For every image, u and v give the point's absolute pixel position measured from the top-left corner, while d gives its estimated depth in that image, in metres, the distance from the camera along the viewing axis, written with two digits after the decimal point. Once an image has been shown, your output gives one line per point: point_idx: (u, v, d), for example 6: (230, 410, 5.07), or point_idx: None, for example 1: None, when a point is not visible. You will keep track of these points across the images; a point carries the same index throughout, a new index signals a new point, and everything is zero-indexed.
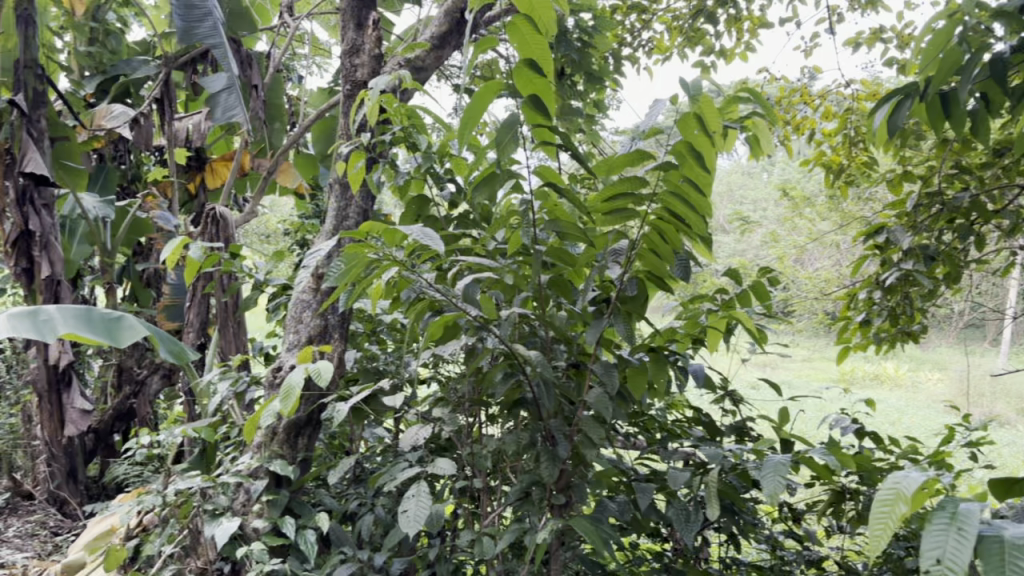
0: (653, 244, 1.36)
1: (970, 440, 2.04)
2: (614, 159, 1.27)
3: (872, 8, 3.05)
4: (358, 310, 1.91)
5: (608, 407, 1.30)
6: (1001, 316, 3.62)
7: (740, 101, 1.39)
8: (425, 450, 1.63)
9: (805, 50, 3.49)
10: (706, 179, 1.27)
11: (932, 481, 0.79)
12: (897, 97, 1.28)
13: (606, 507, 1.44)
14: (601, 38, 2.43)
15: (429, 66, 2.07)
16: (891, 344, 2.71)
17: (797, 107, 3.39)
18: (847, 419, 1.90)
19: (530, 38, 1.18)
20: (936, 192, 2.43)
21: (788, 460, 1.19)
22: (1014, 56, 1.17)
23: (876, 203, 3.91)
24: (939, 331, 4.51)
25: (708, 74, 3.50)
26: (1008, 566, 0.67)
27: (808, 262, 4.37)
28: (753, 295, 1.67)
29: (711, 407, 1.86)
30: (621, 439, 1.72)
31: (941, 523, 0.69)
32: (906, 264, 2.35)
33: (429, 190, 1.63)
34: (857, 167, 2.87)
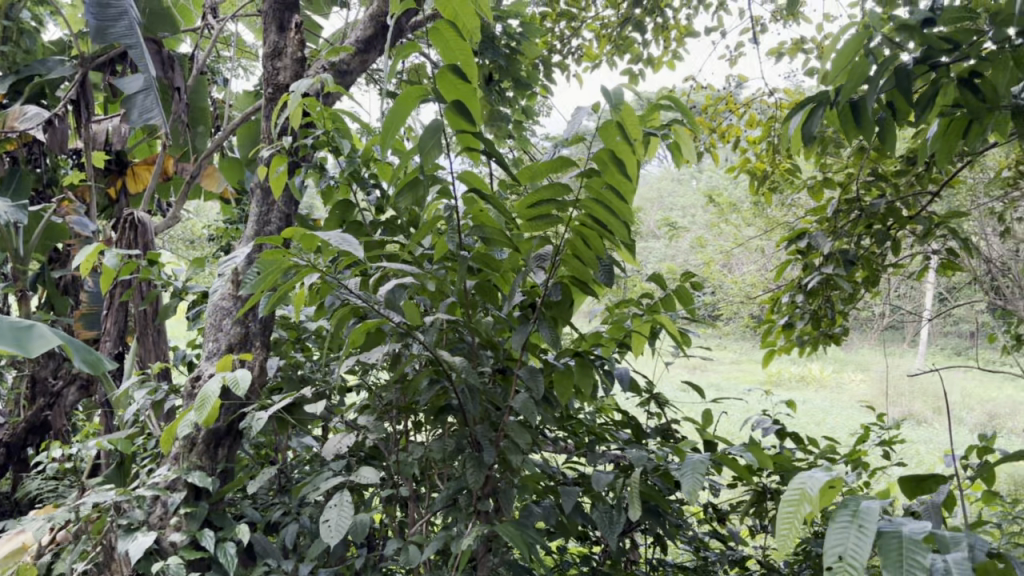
0: (576, 249, 1.36)
1: (884, 439, 2.11)
2: (537, 165, 1.27)
3: (793, 19, 3.14)
4: (281, 317, 1.88)
5: (534, 413, 1.30)
6: (918, 318, 3.76)
7: (662, 109, 1.40)
8: (350, 459, 1.61)
9: (729, 59, 3.57)
10: (628, 187, 1.29)
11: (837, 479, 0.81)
12: (810, 104, 1.31)
13: (532, 512, 1.44)
14: (529, 45, 2.45)
15: (355, 70, 2.06)
16: (813, 346, 2.79)
17: (722, 115, 3.47)
18: (769, 419, 1.94)
19: (452, 44, 1.17)
20: (855, 199, 2.50)
21: (708, 460, 1.20)
22: (918, 67, 1.21)
23: (799, 209, 4.03)
24: (860, 333, 4.66)
25: (636, 82, 3.56)
26: (905, 562, 0.69)
27: (735, 266, 4.47)
28: (677, 299, 1.69)
29: (637, 410, 1.88)
30: (548, 444, 1.73)
31: (843, 521, 0.71)
32: (827, 268, 2.42)
33: (353, 196, 1.62)
34: (781, 174, 2.94)
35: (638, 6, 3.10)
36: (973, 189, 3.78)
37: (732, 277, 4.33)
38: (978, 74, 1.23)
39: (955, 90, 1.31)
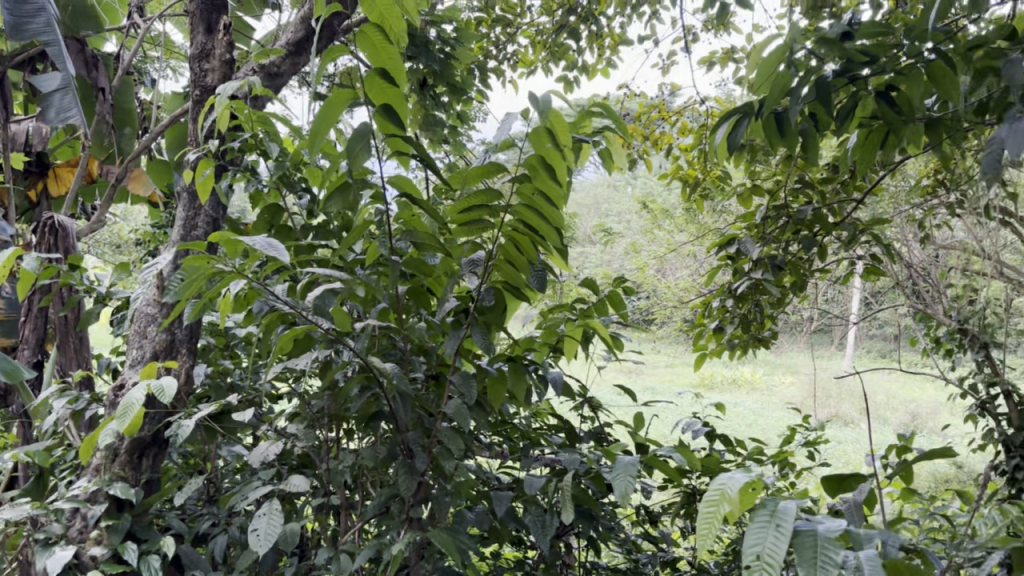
0: (508, 255, 1.37)
1: (809, 440, 2.16)
2: (469, 170, 1.27)
3: (723, 29, 3.20)
4: (209, 324, 1.85)
5: (467, 419, 1.29)
6: (844, 322, 3.87)
7: (593, 116, 1.42)
8: (281, 467, 1.58)
9: (662, 67, 3.64)
10: (559, 192, 1.30)
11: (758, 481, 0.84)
12: (736, 115, 1.33)
13: (465, 517, 1.44)
14: (464, 50, 2.45)
15: (286, 73, 2.04)
16: (743, 350, 2.86)
17: (655, 122, 3.53)
18: (699, 422, 1.98)
19: (381, 47, 1.17)
20: (783, 206, 2.56)
21: (638, 462, 1.21)
22: (837, 80, 1.24)
23: (729, 215, 4.12)
24: (790, 336, 4.78)
25: (571, 89, 3.59)
26: (820, 558, 0.71)
27: (669, 271, 4.55)
28: (609, 304, 1.71)
29: (571, 414, 1.89)
30: (481, 449, 1.72)
31: (762, 520, 0.73)
32: (756, 273, 2.48)
33: (282, 200, 1.59)
34: (712, 180, 3.00)
35: (573, 13, 3.13)
36: (895, 197, 3.91)
37: (665, 282, 4.41)
38: (894, 87, 1.27)
39: (874, 103, 1.35)
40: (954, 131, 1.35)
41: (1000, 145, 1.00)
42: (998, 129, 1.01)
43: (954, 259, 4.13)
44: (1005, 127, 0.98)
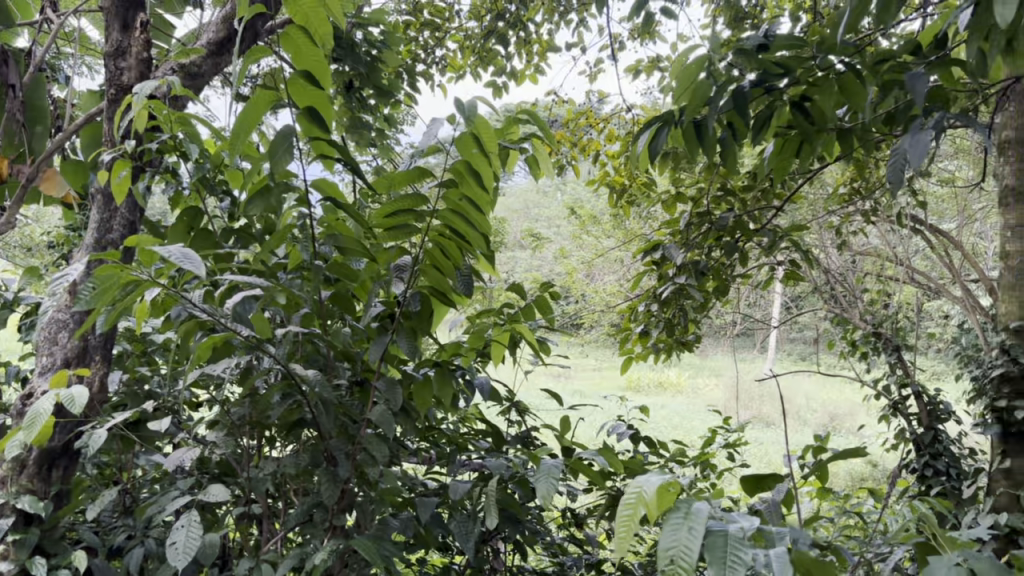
0: (434, 259, 1.36)
1: (730, 441, 2.21)
2: (394, 174, 1.26)
3: (649, 38, 3.26)
4: (125, 329, 1.79)
5: (391, 426, 1.28)
6: (765, 326, 3.98)
7: (520, 123, 1.43)
8: (200, 476, 1.54)
9: (589, 74, 3.69)
10: (486, 197, 1.31)
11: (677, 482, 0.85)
12: (658, 123, 1.35)
13: (389, 524, 1.42)
14: (390, 53, 2.43)
15: (207, 73, 2.00)
16: (668, 353, 2.91)
17: (582, 129, 3.57)
18: (624, 425, 2.00)
19: (305, 49, 1.16)
20: (705, 213, 2.62)
21: (561, 465, 1.20)
22: (755, 90, 1.27)
23: (655, 221, 4.20)
24: (714, 340, 4.89)
25: (500, 94, 3.61)
26: (730, 559, 0.72)
27: (597, 276, 4.60)
28: (536, 309, 1.72)
29: (498, 419, 1.89)
30: (408, 455, 1.71)
31: (676, 522, 0.75)
32: (680, 279, 2.53)
33: (203, 202, 1.56)
34: (638, 187, 3.06)
35: (501, 18, 3.14)
36: (814, 205, 4.04)
37: (593, 286, 4.46)
38: (808, 97, 1.31)
39: (789, 112, 1.39)
40: (864, 141, 1.40)
41: (904, 154, 1.04)
42: (902, 139, 1.05)
43: (868, 265, 4.28)
44: (908, 137, 1.03)
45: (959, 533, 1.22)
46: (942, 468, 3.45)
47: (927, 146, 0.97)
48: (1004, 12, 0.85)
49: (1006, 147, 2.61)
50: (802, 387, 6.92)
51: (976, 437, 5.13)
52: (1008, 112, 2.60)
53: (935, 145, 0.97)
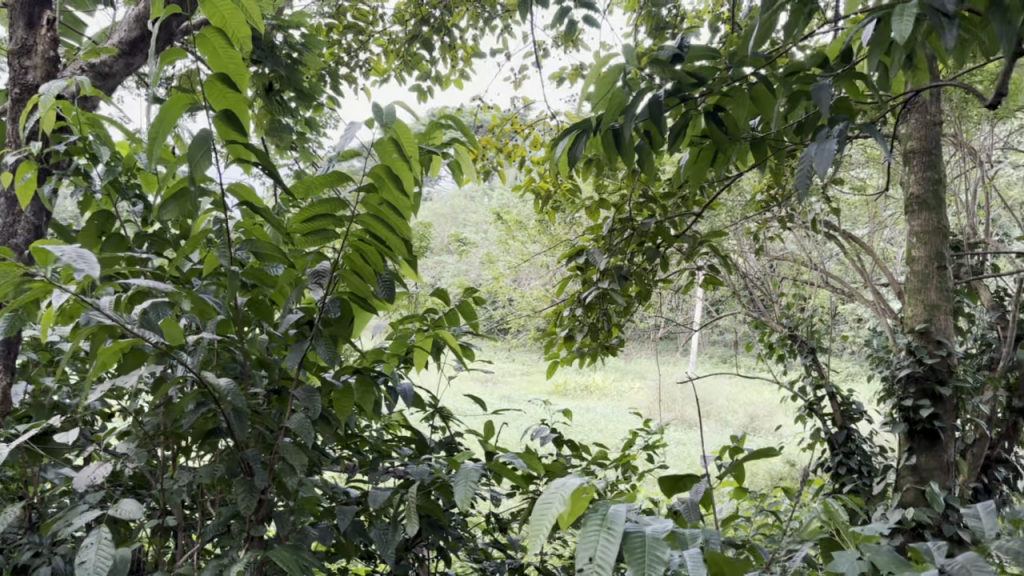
0: (354, 265, 1.34)
1: (649, 443, 2.25)
2: (312, 179, 1.24)
3: (572, 46, 3.30)
4: (31, 338, 1.72)
5: (310, 435, 1.25)
6: (687, 329, 4.07)
7: (443, 127, 1.43)
8: (111, 490, 1.49)
9: (514, 81, 3.72)
10: (406, 203, 1.30)
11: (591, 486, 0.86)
12: (576, 131, 1.36)
13: (308, 534, 1.40)
14: (311, 56, 2.40)
15: (117, 73, 2.07)
16: (593, 358, 2.93)
17: (508, 135, 3.58)
18: (547, 428, 2.01)
19: (223, 51, 1.13)
20: (628, 219, 2.66)
21: (480, 469, 1.20)
22: (670, 100, 1.29)
23: (580, 226, 4.25)
24: (638, 344, 4.96)
25: (424, 99, 3.60)
26: (648, 561, 0.74)
27: (523, 280, 4.63)
28: (460, 314, 1.71)
29: (422, 425, 1.88)
30: (328, 463, 1.69)
31: (594, 526, 0.76)
32: (603, 284, 2.57)
33: (114, 207, 1.50)
34: (563, 193, 3.08)
35: (426, 23, 3.13)
36: (732, 211, 4.14)
37: (520, 291, 4.50)
38: (722, 107, 1.34)
39: (703, 122, 1.43)
40: (776, 150, 1.44)
41: (810, 163, 1.08)
42: (808, 148, 1.09)
43: (785, 270, 4.41)
44: (814, 147, 1.06)
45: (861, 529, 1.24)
46: (854, 466, 3.57)
47: (832, 155, 1.01)
48: (902, 28, 0.89)
49: (911, 157, 2.72)
50: (723, 389, 7.10)
51: (886, 436, 5.33)
52: (913, 123, 2.71)
53: (839, 154, 1.00)
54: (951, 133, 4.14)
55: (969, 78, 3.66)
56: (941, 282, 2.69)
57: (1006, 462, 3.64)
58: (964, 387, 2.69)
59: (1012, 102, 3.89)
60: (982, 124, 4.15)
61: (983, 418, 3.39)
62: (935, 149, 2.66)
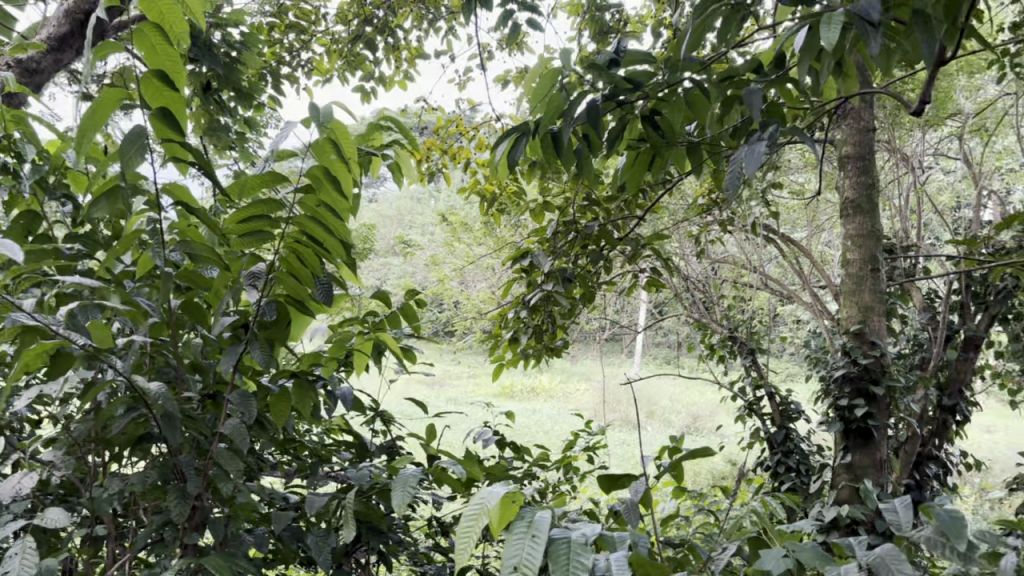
0: (291, 266, 1.32)
1: (591, 444, 2.26)
2: (248, 179, 1.22)
3: (516, 49, 3.30)
4: None
5: (244, 440, 1.23)
6: (631, 331, 4.11)
7: (383, 128, 1.41)
8: (38, 498, 1.44)
9: (458, 82, 3.71)
10: (343, 204, 1.29)
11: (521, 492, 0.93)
12: (515, 134, 1.36)
13: (244, 540, 1.37)
14: (250, 55, 2.36)
15: (46, 69, 2.22)
16: (537, 359, 2.94)
17: (452, 137, 3.57)
18: (488, 431, 2.01)
19: (161, 48, 1.11)
20: (572, 222, 2.67)
21: (418, 475, 1.19)
22: (606, 103, 1.30)
23: (525, 229, 4.27)
24: (584, 346, 5.00)
25: (368, 99, 3.57)
26: (571, 564, 0.84)
27: (468, 283, 4.63)
28: (402, 317, 1.69)
29: (362, 428, 1.86)
30: (265, 469, 1.66)
31: (519, 532, 0.85)
32: (547, 286, 2.58)
33: (41, 207, 1.45)
34: (508, 196, 3.09)
35: (370, 23, 3.10)
36: (675, 214, 4.20)
37: (465, 293, 4.50)
38: (659, 112, 1.36)
39: (640, 126, 1.44)
40: (711, 155, 1.47)
41: (740, 166, 1.10)
42: (739, 151, 1.11)
43: (726, 273, 4.48)
44: (745, 150, 1.08)
45: (786, 525, 1.33)
46: (792, 464, 3.66)
47: (762, 157, 1.02)
48: (830, 35, 0.91)
49: (846, 162, 2.77)
50: (666, 391, 7.19)
51: (823, 434, 5.47)
52: (846, 129, 2.77)
53: (769, 157, 1.02)
54: (885, 139, 4.26)
55: (901, 86, 3.76)
56: (874, 284, 2.75)
57: (937, 459, 3.75)
58: (896, 387, 2.77)
59: (942, 110, 4.01)
60: (914, 131, 4.27)
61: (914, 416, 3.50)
62: (868, 154, 2.72)
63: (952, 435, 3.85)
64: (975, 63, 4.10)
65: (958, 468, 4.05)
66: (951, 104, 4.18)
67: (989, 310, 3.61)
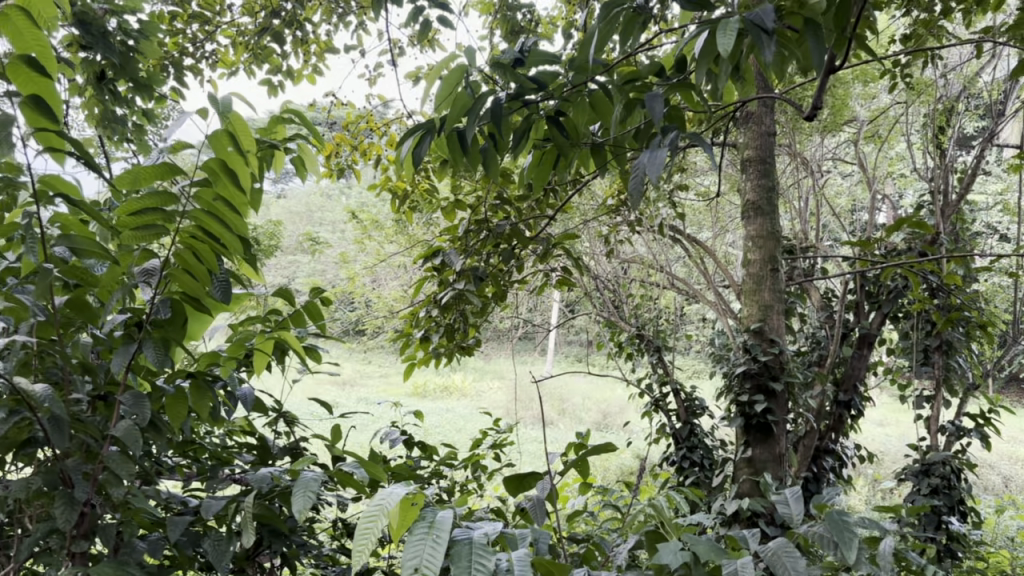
0: (185, 262, 1.27)
1: (499, 442, 2.26)
2: (139, 171, 1.17)
3: (428, 46, 3.28)
4: None
5: (137, 442, 1.18)
6: (543, 329, 4.14)
7: (286, 123, 1.38)
8: None
9: (369, 78, 3.67)
10: (241, 199, 1.26)
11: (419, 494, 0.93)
12: (420, 131, 1.34)
13: (137, 546, 1.32)
14: (148, 44, 2.28)
15: None
16: (449, 358, 2.93)
17: (363, 132, 3.52)
18: (395, 431, 1.99)
19: (25, 31, 1.06)
20: (483, 220, 2.67)
21: (319, 479, 1.16)
22: (510, 103, 1.30)
23: (436, 227, 4.26)
24: (496, 344, 5.01)
25: (275, 93, 3.49)
26: (473, 565, 0.83)
27: (380, 281, 4.58)
28: (306, 315, 1.66)
29: (265, 429, 1.81)
30: (163, 471, 1.59)
31: (421, 533, 0.84)
32: (458, 284, 2.56)
33: None
34: (420, 193, 3.06)
35: (277, 16, 3.03)
36: (585, 214, 4.25)
37: (376, 292, 4.45)
38: (563, 113, 1.37)
39: (545, 126, 1.45)
40: (615, 155, 1.48)
41: (642, 171, 1.11)
42: (640, 156, 1.12)
43: (634, 273, 4.57)
44: (647, 155, 1.09)
45: (684, 518, 1.37)
46: (697, 459, 3.79)
47: (663, 162, 1.04)
48: (725, 42, 0.93)
49: (748, 165, 2.85)
50: (578, 388, 7.28)
51: (725, 429, 5.62)
52: (749, 133, 2.85)
53: (670, 162, 1.03)
54: (786, 143, 4.40)
55: (801, 92, 3.89)
56: (774, 283, 2.83)
57: (833, 452, 3.91)
58: (794, 383, 2.86)
59: (839, 117, 4.17)
60: (813, 136, 4.42)
61: (812, 411, 3.63)
62: (769, 158, 2.80)
63: (848, 429, 4.01)
64: (869, 72, 4.27)
65: (852, 461, 4.22)
66: (847, 111, 4.35)
67: (881, 309, 3.77)
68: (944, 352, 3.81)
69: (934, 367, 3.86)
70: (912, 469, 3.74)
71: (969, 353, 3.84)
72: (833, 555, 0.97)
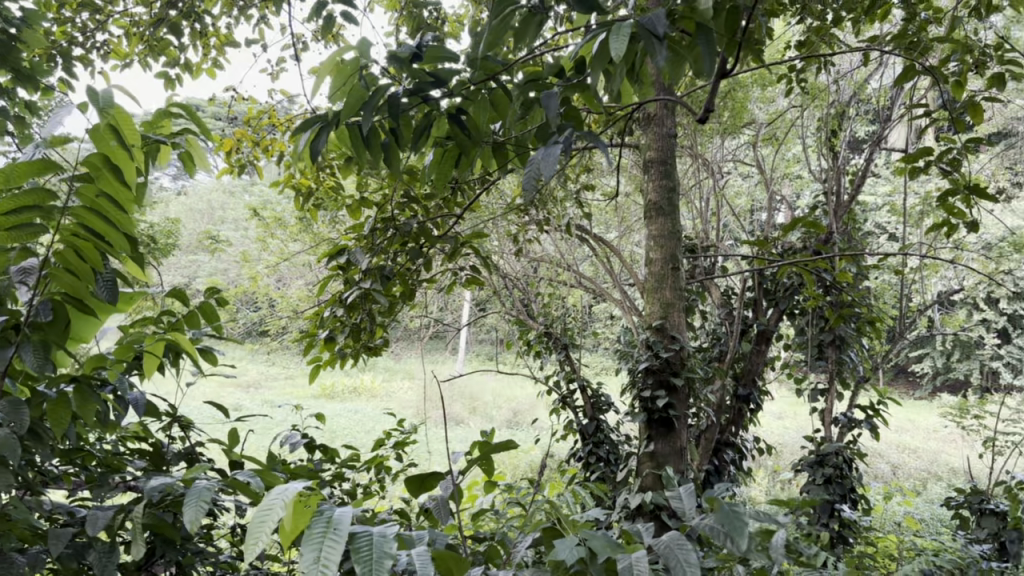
0: (66, 262, 1.21)
1: (404, 442, 2.24)
2: (15, 166, 1.11)
3: (332, 40, 3.23)
4: None
5: (14, 450, 1.11)
6: (449, 328, 4.14)
7: (172, 117, 1.33)
8: None
9: (271, 73, 3.58)
10: (126, 194, 1.21)
11: (314, 495, 0.92)
12: (318, 126, 1.31)
13: (16, 560, 1.24)
14: (30, 33, 2.17)
15: None
16: (356, 359, 2.89)
17: (266, 128, 3.43)
18: (297, 434, 1.94)
19: None
20: (390, 219, 2.63)
21: (211, 485, 1.11)
22: (408, 98, 1.28)
23: (341, 225, 4.20)
24: (404, 344, 4.98)
25: (172, 86, 3.37)
26: (371, 558, 0.82)
27: (285, 281, 4.49)
28: (200, 316, 1.60)
29: (157, 434, 1.75)
30: (47, 480, 1.52)
31: (318, 529, 0.82)
32: (364, 284, 2.52)
33: None
34: (325, 190, 3.01)
35: (173, 7, 2.92)
36: (492, 212, 4.26)
37: (280, 292, 4.37)
38: (464, 110, 1.36)
39: (447, 125, 1.44)
40: (517, 155, 1.49)
41: (536, 167, 1.10)
42: (536, 153, 1.11)
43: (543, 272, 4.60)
44: (541, 152, 1.09)
45: (585, 515, 1.38)
46: (603, 455, 3.87)
47: (556, 161, 1.03)
48: (618, 46, 0.94)
49: (650, 165, 2.89)
50: (489, 387, 7.30)
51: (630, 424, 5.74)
52: (650, 134, 2.90)
53: (563, 159, 1.03)
54: (688, 145, 4.50)
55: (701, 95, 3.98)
56: (675, 281, 2.89)
57: (733, 445, 4.03)
58: (695, 378, 2.93)
59: (738, 119, 4.29)
60: (714, 138, 4.54)
61: (713, 406, 3.73)
62: (670, 159, 2.86)
63: (748, 422, 4.14)
64: (766, 77, 4.41)
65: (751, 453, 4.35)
66: (747, 113, 4.48)
67: (778, 306, 3.90)
68: (837, 347, 3.97)
69: (827, 362, 4.01)
70: (808, 460, 3.89)
71: (860, 348, 4.01)
72: (723, 545, 0.99)
